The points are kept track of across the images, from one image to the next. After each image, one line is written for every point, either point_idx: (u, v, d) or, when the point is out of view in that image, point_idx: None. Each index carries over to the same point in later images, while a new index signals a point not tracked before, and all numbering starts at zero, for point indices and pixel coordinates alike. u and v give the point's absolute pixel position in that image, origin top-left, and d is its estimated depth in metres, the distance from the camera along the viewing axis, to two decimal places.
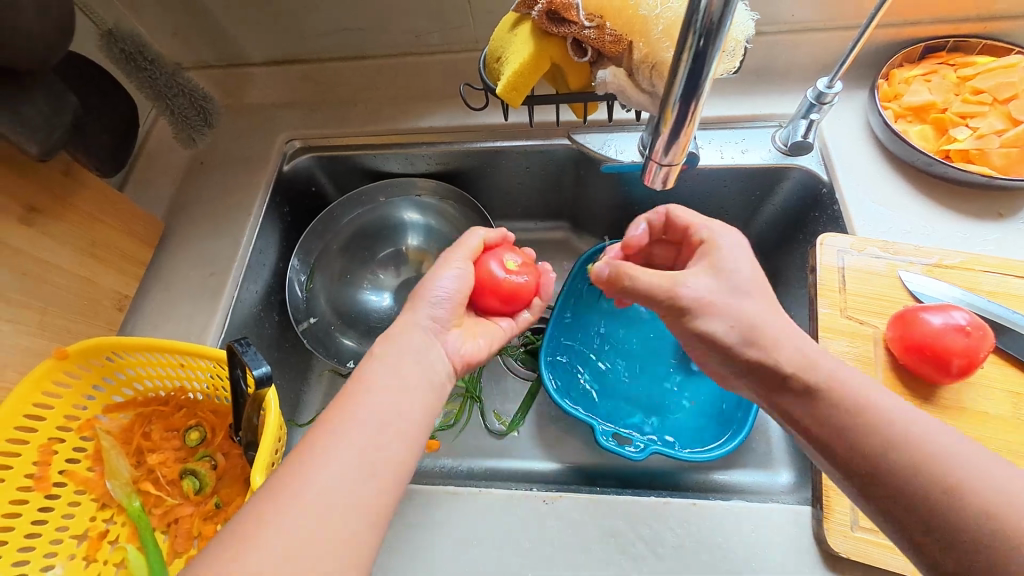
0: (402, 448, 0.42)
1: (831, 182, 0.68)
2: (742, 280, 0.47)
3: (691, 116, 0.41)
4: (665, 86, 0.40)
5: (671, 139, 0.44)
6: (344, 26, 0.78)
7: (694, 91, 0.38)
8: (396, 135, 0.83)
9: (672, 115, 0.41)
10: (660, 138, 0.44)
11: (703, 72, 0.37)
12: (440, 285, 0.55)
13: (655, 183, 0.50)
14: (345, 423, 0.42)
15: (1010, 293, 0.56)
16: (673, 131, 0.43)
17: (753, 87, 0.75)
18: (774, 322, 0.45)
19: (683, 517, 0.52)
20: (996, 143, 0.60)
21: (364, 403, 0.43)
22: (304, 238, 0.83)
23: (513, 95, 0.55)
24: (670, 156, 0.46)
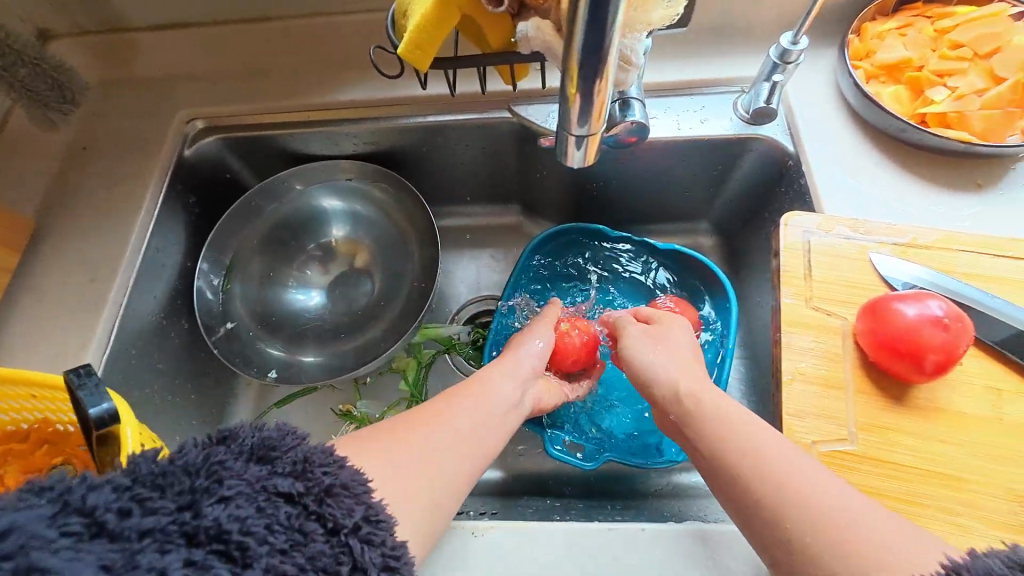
0: (454, 478, 0.43)
1: (797, 153, 0.61)
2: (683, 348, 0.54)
3: (603, 72, 0.32)
4: (567, 36, 0.31)
5: (582, 102, 0.35)
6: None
7: (599, 43, 0.30)
8: (313, 111, 0.72)
9: (577, 72, 0.32)
10: (569, 101, 0.35)
11: (608, 11, 0.28)
12: (534, 346, 0.60)
13: (574, 160, 0.41)
14: (432, 423, 0.46)
15: (989, 275, 0.50)
16: (584, 92, 0.34)
17: (711, 48, 0.67)
18: (712, 393, 0.47)
19: (630, 545, 0.45)
20: (976, 104, 0.53)
21: (453, 420, 0.47)
22: (216, 235, 0.73)
23: (418, 55, 0.46)
24: (586, 125, 0.37)
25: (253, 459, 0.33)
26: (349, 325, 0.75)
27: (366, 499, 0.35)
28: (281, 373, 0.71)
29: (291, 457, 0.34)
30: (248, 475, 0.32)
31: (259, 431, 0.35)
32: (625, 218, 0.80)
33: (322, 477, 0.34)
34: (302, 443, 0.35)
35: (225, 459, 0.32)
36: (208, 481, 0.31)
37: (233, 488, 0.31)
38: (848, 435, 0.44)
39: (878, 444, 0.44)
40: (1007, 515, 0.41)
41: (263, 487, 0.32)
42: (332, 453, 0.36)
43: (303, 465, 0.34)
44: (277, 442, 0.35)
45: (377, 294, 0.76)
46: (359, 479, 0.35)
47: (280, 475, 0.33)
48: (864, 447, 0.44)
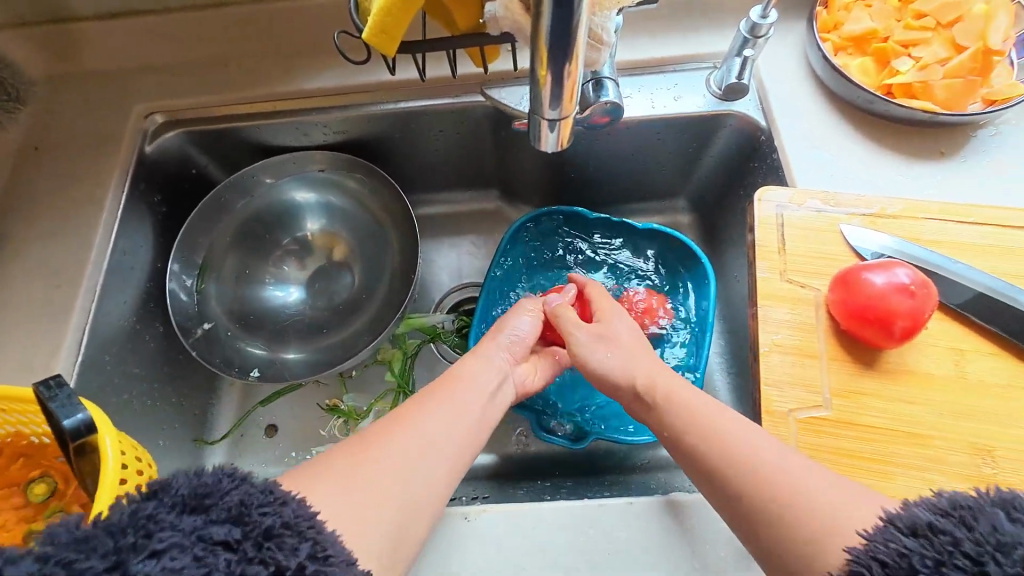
0: (438, 476, 0.41)
1: (769, 129, 0.62)
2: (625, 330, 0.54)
3: (573, 54, 0.32)
4: (534, 17, 0.31)
5: (553, 86, 0.34)
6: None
7: (567, 25, 0.29)
8: (279, 101, 0.70)
9: (547, 55, 0.32)
10: (540, 83, 0.34)
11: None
12: (517, 326, 0.58)
13: (548, 144, 0.41)
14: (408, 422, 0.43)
15: (953, 241, 0.51)
16: (555, 75, 0.33)
17: (683, 23, 0.67)
18: (685, 387, 0.46)
19: (618, 518, 0.47)
20: (939, 74, 0.54)
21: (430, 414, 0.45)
22: (185, 234, 0.71)
23: (384, 40, 0.44)
24: (558, 109, 0.36)
25: (188, 510, 0.31)
26: (330, 319, 0.74)
27: (315, 535, 0.32)
28: (264, 372, 0.69)
29: (227, 503, 0.31)
30: (181, 526, 0.30)
31: (195, 478, 0.33)
32: (604, 198, 0.80)
33: (262, 518, 0.32)
34: (240, 484, 0.33)
35: (155, 512, 0.30)
36: (136, 537, 0.29)
37: (165, 541, 0.29)
38: (823, 401, 0.46)
39: (850, 408, 0.46)
40: (971, 467, 0.43)
41: (199, 538, 0.30)
42: (274, 491, 0.33)
43: (242, 509, 0.31)
44: (213, 488, 0.32)
45: (357, 287, 0.75)
46: (307, 514, 0.33)
47: (216, 524, 0.31)
48: (837, 412, 0.46)
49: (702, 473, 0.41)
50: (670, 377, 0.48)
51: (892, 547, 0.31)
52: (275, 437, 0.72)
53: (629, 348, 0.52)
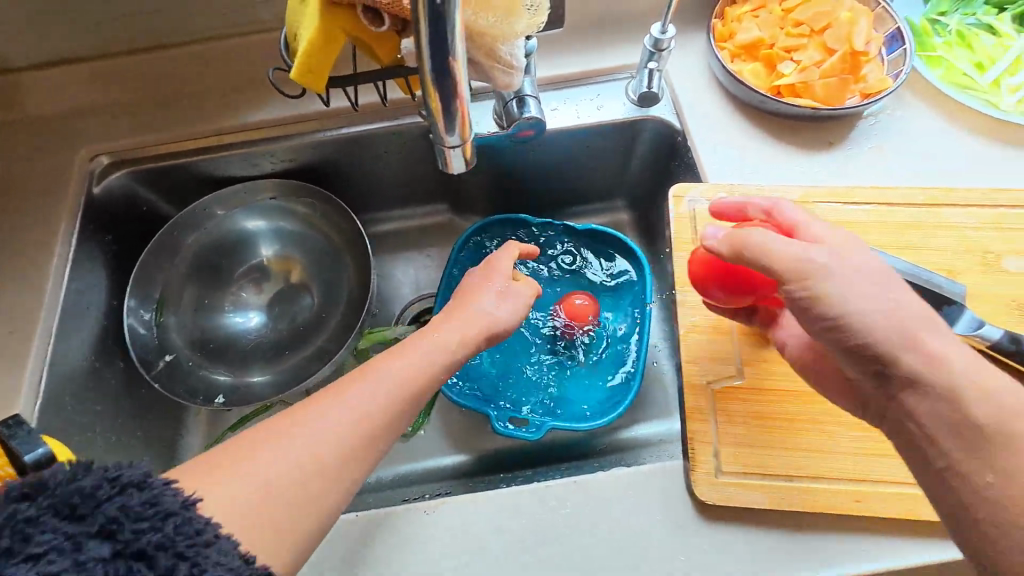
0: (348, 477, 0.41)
1: (683, 130, 0.68)
2: (856, 256, 0.42)
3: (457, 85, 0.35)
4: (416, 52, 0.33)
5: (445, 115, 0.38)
6: (136, 8, 0.68)
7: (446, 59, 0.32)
8: (224, 135, 0.73)
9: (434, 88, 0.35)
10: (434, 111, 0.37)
11: (446, 31, 0.31)
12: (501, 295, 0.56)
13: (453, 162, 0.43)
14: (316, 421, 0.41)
15: (843, 221, 0.58)
16: (444, 106, 0.37)
17: (598, 39, 0.73)
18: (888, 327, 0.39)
19: (564, 496, 0.50)
20: (816, 74, 0.61)
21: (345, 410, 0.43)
22: (141, 270, 0.73)
23: (311, 79, 0.48)
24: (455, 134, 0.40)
25: (64, 516, 0.30)
26: (291, 340, 0.76)
27: (193, 555, 0.31)
28: (228, 397, 0.71)
29: (97, 519, 0.30)
30: (61, 529, 0.30)
31: (80, 475, 0.32)
32: (548, 203, 0.85)
33: (137, 536, 0.30)
34: (119, 493, 0.31)
35: (26, 518, 0.30)
36: (11, 538, 0.29)
37: (42, 545, 0.29)
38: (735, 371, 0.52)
39: (759, 375, 0.52)
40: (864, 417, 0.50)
41: (69, 550, 0.29)
42: (153, 504, 0.32)
43: (115, 524, 0.30)
44: (83, 498, 0.31)
45: (316, 307, 0.78)
46: (184, 532, 0.31)
47: (89, 539, 0.30)
48: (748, 379, 0.52)
49: (919, 398, 0.38)
50: (879, 314, 0.39)
51: None
52: None
53: (854, 271, 0.41)
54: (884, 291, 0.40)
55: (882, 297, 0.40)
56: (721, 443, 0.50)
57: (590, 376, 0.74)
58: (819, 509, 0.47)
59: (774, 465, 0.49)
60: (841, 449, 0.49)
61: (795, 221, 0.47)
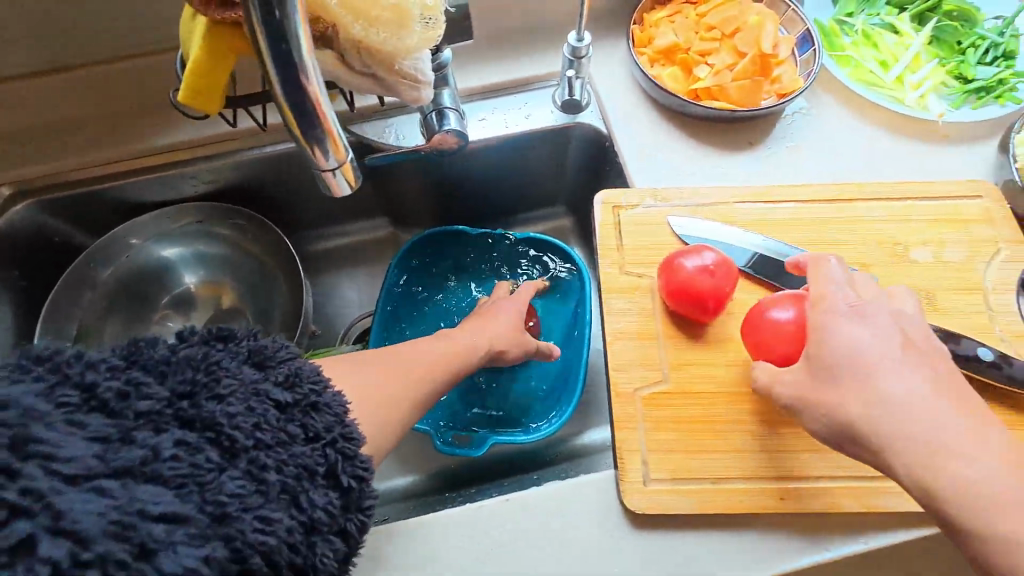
0: None
1: (610, 135, 0.68)
2: (845, 332, 0.43)
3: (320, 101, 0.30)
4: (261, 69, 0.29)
5: (310, 131, 0.31)
6: (28, 29, 0.64)
7: (297, 71, 0.28)
8: (139, 159, 0.70)
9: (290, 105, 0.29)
10: (301, 140, 0.32)
11: (290, 48, 0.27)
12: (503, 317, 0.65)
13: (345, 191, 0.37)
14: None
15: (762, 220, 0.59)
16: (306, 123, 0.31)
17: (523, 48, 0.73)
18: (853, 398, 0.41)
19: (496, 516, 0.48)
20: (729, 77, 0.63)
21: None
22: (52, 306, 0.68)
23: (203, 100, 0.46)
24: (331, 155, 0.33)
25: (249, 363, 0.38)
26: None
27: (344, 419, 0.39)
28: None
29: (282, 370, 0.38)
30: (244, 376, 0.37)
31: (255, 339, 0.40)
32: (488, 212, 0.84)
33: (308, 390, 0.38)
34: (294, 357, 0.39)
35: (221, 360, 0.37)
36: (207, 376, 0.35)
37: (229, 386, 0.36)
38: (661, 374, 0.52)
39: (685, 378, 0.52)
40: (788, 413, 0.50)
41: (256, 390, 0.36)
42: (320, 372, 0.40)
43: (295, 378, 0.38)
44: (269, 353, 0.39)
45: None
46: (340, 400, 0.39)
47: (272, 385, 0.37)
48: (675, 383, 0.51)
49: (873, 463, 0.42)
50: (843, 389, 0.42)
51: None
52: None
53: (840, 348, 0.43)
54: (860, 362, 0.42)
55: (841, 374, 0.42)
56: (649, 450, 0.50)
57: (534, 385, 0.74)
58: (745, 509, 0.47)
59: (702, 468, 0.49)
60: (767, 448, 0.49)
61: (811, 261, 0.49)
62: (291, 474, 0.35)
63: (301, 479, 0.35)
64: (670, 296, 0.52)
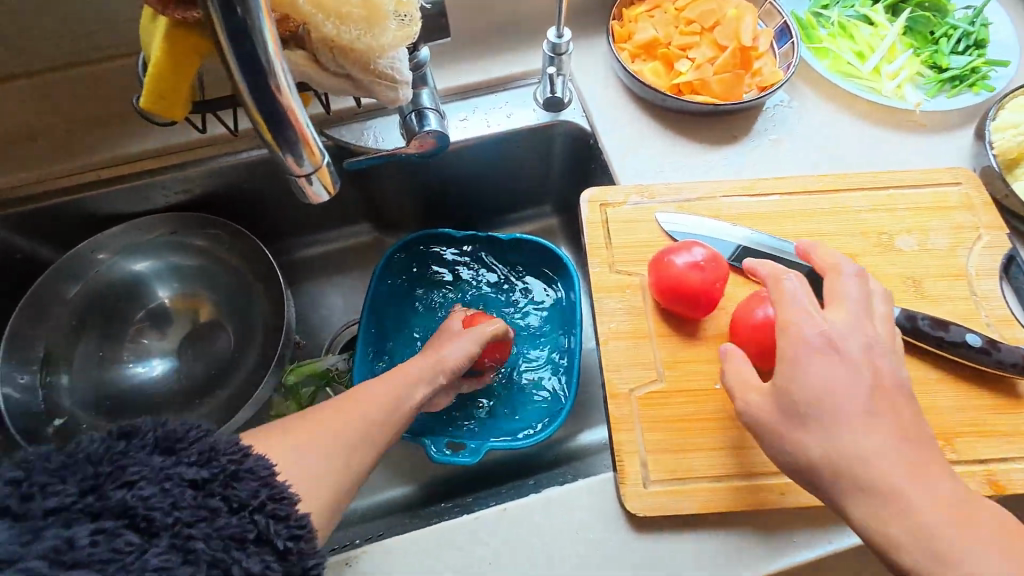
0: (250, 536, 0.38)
1: (594, 133, 0.67)
2: (826, 375, 0.41)
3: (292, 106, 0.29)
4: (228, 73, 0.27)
5: (282, 138, 0.29)
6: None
7: (265, 75, 0.27)
8: (107, 168, 0.67)
9: (260, 111, 0.28)
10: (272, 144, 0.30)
11: (256, 48, 0.26)
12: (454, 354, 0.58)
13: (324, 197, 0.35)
14: None
15: (750, 213, 0.58)
16: (279, 130, 0.29)
17: (502, 46, 0.72)
18: (827, 442, 0.40)
19: (494, 527, 0.47)
20: (711, 71, 0.62)
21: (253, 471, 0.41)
22: (14, 328, 0.64)
23: (166, 106, 0.43)
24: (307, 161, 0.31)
25: (159, 450, 0.36)
26: (201, 387, 0.69)
27: (270, 480, 0.38)
28: None
29: (195, 448, 0.37)
30: (151, 463, 0.35)
31: (164, 424, 0.37)
32: (473, 214, 0.83)
33: (224, 464, 0.37)
34: (205, 434, 0.38)
35: (125, 447, 0.36)
36: (111, 467, 0.34)
37: (137, 473, 0.35)
38: (655, 373, 0.51)
39: (680, 376, 0.51)
40: None
41: (166, 474, 0.35)
42: (238, 441, 0.38)
43: (210, 453, 0.37)
44: (181, 434, 0.37)
45: (229, 347, 0.72)
46: (263, 463, 0.38)
47: (184, 465, 0.36)
48: (671, 382, 0.51)
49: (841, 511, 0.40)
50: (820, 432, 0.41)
51: None
52: None
53: (820, 390, 0.41)
54: (839, 406, 0.41)
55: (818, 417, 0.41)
56: (647, 451, 0.49)
57: (527, 388, 0.72)
58: (747, 506, 0.47)
59: (702, 466, 0.48)
60: None
61: (832, 266, 0.50)
62: (217, 547, 0.34)
63: (229, 550, 0.35)
64: (661, 294, 0.52)
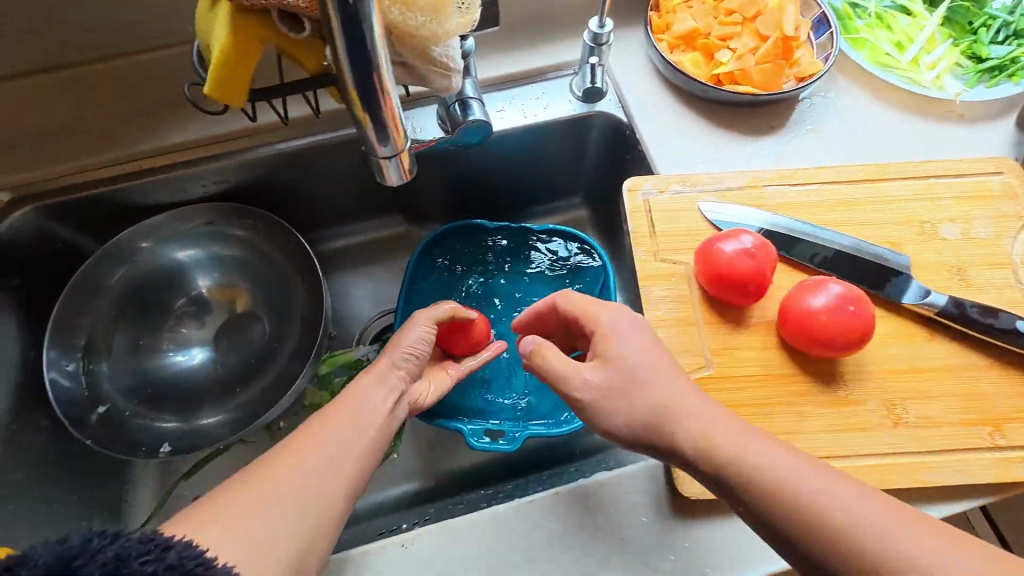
0: (309, 506, 0.42)
1: (631, 124, 0.68)
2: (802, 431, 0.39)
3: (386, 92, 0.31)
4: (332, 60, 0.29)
5: (374, 122, 0.32)
6: (23, 26, 0.61)
7: (367, 63, 0.29)
8: (146, 159, 0.67)
9: (357, 95, 0.30)
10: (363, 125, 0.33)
11: (363, 37, 0.27)
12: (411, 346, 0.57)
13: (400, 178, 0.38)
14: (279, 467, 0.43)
15: (792, 202, 0.59)
16: (373, 113, 0.31)
17: (538, 37, 0.72)
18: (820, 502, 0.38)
19: (546, 509, 0.49)
20: (752, 61, 0.63)
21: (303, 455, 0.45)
22: (59, 316, 0.65)
23: (227, 94, 0.44)
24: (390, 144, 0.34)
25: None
26: (240, 375, 0.70)
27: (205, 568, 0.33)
28: (175, 445, 0.65)
29: (99, 560, 0.30)
30: None
31: (47, 545, 0.31)
32: (504, 205, 0.83)
33: (143, 567, 0.31)
34: (110, 539, 0.31)
35: None
36: None
37: None
38: (703, 359, 0.51)
39: (728, 363, 0.51)
40: (831, 393, 0.50)
41: None
42: (151, 538, 0.33)
43: (121, 561, 0.31)
44: (74, 551, 0.30)
45: (266, 336, 0.72)
46: (191, 552, 0.33)
47: None
48: (719, 368, 0.51)
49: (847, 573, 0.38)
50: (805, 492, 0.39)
51: None
52: None
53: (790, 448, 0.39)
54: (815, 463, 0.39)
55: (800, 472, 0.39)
56: None
57: None
58: None
59: None
60: (816, 429, 0.49)
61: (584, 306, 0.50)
62: None
63: None
64: (708, 280, 0.52)
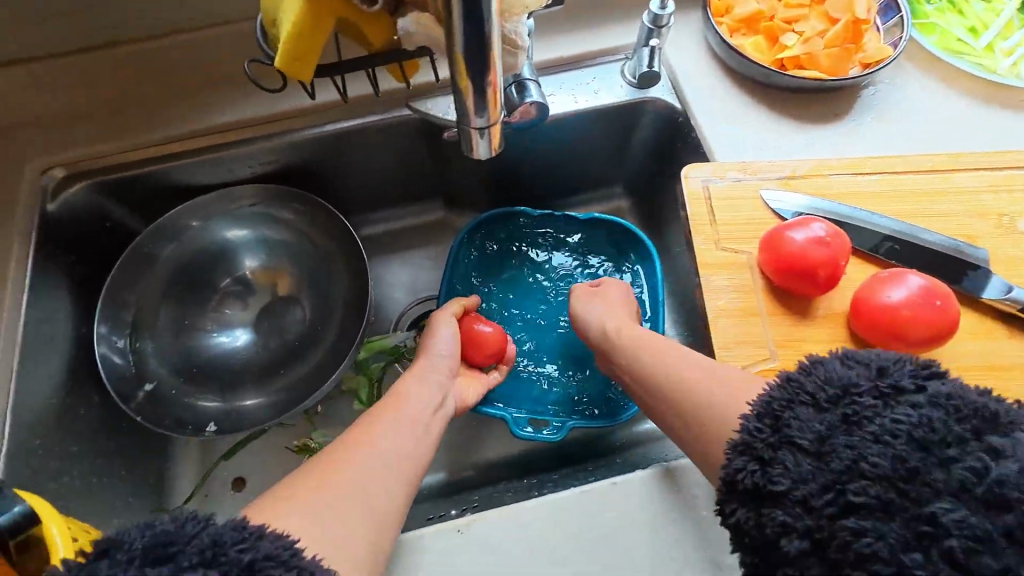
0: (380, 494, 0.40)
1: (686, 110, 0.66)
2: None
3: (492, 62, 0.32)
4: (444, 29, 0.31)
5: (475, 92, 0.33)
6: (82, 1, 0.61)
7: (480, 31, 0.30)
8: (189, 139, 0.66)
9: (465, 62, 0.31)
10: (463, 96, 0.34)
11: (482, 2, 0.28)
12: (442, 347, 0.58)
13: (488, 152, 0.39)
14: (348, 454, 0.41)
15: (858, 192, 0.57)
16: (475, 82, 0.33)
17: (590, 20, 0.71)
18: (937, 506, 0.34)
19: (604, 500, 0.48)
20: (819, 44, 0.60)
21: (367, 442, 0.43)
22: (109, 293, 0.66)
23: (299, 67, 0.43)
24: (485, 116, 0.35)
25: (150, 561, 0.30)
26: (283, 357, 0.70)
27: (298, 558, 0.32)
28: (221, 424, 0.66)
29: (196, 546, 0.31)
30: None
31: (151, 527, 0.31)
32: (546, 193, 0.82)
33: (239, 555, 0.31)
34: (207, 525, 0.32)
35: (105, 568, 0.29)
36: None
37: None
38: (766, 351, 0.50)
39: (793, 356, 0.50)
40: None
41: None
42: (244, 526, 0.33)
43: (217, 547, 0.31)
44: (175, 534, 0.31)
45: (308, 319, 0.72)
46: (284, 542, 0.33)
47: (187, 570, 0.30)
48: (783, 361, 0.50)
49: None
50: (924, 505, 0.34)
51: (807, 425, 0.33)
52: (243, 490, 0.68)
53: None
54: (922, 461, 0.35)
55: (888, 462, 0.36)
56: None
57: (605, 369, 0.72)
58: None
59: None
60: None
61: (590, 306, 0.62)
62: None
63: None
64: (775, 270, 0.51)
